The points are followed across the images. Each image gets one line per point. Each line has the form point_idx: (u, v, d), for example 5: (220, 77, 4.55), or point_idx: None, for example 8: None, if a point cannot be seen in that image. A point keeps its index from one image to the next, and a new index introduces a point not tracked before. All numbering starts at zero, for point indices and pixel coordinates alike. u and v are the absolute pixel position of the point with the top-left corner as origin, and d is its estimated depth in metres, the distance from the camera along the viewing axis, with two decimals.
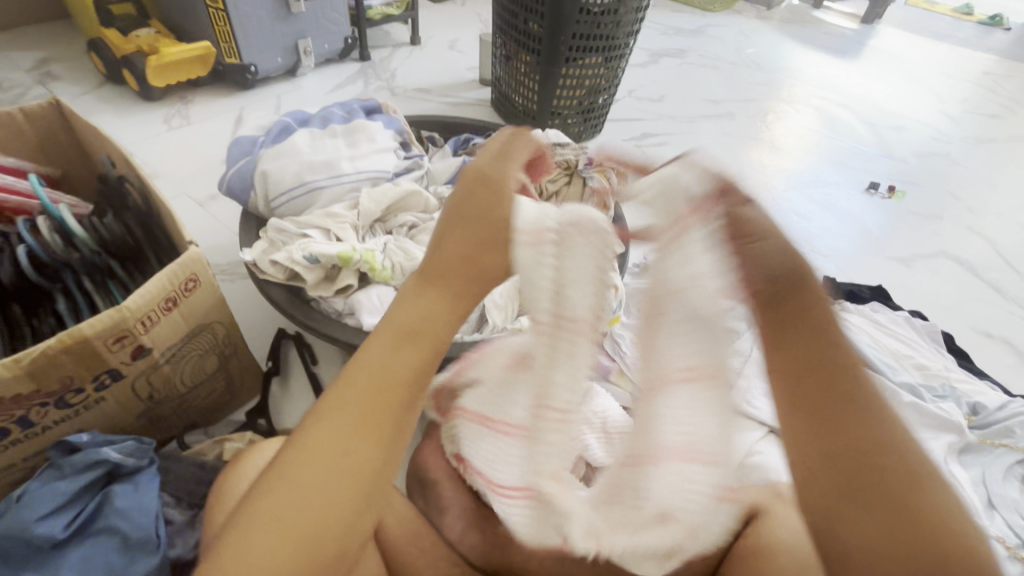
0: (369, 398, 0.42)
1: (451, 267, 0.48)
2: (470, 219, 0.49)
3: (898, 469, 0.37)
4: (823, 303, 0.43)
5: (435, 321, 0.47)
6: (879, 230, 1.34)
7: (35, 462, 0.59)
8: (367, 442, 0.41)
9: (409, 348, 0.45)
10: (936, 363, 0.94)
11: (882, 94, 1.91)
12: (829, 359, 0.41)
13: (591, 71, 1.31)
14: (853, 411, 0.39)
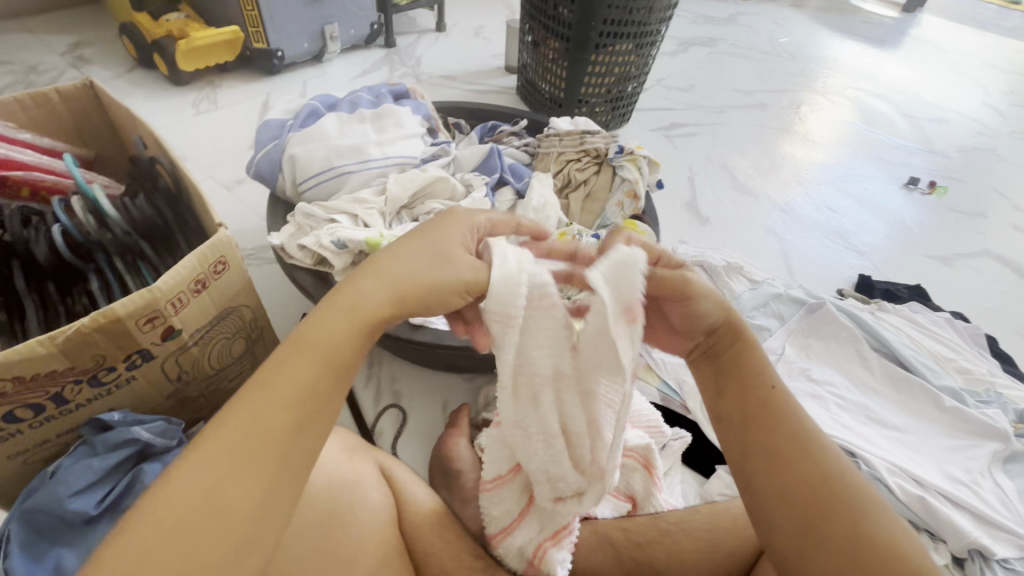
0: (274, 414, 0.41)
1: (382, 288, 0.46)
2: (411, 244, 0.48)
3: (834, 490, 0.46)
4: (760, 353, 0.53)
5: (346, 342, 0.44)
6: (918, 227, 1.29)
7: (69, 438, 0.60)
8: (245, 474, 0.39)
9: (314, 371, 0.43)
10: (980, 366, 0.90)
11: (924, 85, 1.83)
12: (768, 401, 0.50)
13: (621, 58, 1.27)
14: (786, 445, 0.48)
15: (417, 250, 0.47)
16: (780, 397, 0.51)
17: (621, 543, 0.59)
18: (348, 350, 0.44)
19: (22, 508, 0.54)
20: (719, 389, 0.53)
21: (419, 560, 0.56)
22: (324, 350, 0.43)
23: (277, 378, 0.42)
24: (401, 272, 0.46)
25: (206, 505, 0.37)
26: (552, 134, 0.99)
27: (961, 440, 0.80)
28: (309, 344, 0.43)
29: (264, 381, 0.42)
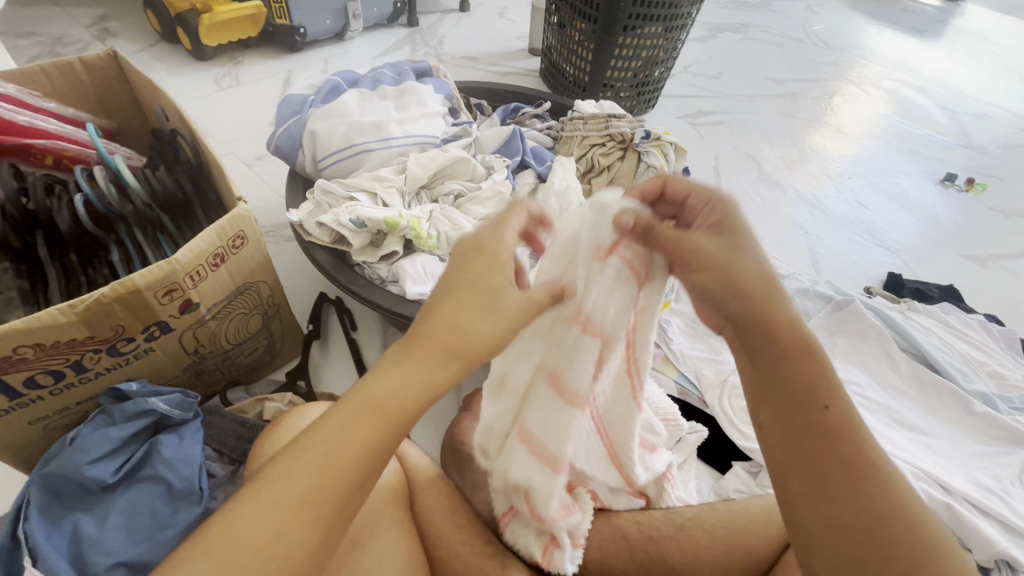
0: (341, 471, 0.39)
1: (442, 340, 0.42)
2: (474, 289, 0.44)
3: (893, 527, 0.41)
4: (815, 357, 0.44)
5: (409, 401, 0.41)
6: (953, 225, 1.24)
7: (88, 407, 0.60)
8: (305, 525, 0.38)
9: (375, 429, 0.40)
10: (1014, 371, 0.87)
11: (965, 77, 1.75)
12: (824, 422, 0.43)
13: (650, 42, 1.23)
14: (844, 467, 0.42)
15: (477, 297, 0.43)
16: (839, 417, 0.43)
17: (635, 536, 0.58)
18: (411, 411, 0.42)
19: (41, 473, 0.54)
20: (759, 394, 0.46)
21: (427, 541, 0.55)
22: (390, 409, 0.41)
23: (345, 429, 0.40)
24: (465, 325, 0.43)
25: (262, 551, 0.36)
26: (576, 116, 0.97)
27: (991, 447, 0.77)
28: (376, 398, 0.41)
29: (331, 430, 0.40)
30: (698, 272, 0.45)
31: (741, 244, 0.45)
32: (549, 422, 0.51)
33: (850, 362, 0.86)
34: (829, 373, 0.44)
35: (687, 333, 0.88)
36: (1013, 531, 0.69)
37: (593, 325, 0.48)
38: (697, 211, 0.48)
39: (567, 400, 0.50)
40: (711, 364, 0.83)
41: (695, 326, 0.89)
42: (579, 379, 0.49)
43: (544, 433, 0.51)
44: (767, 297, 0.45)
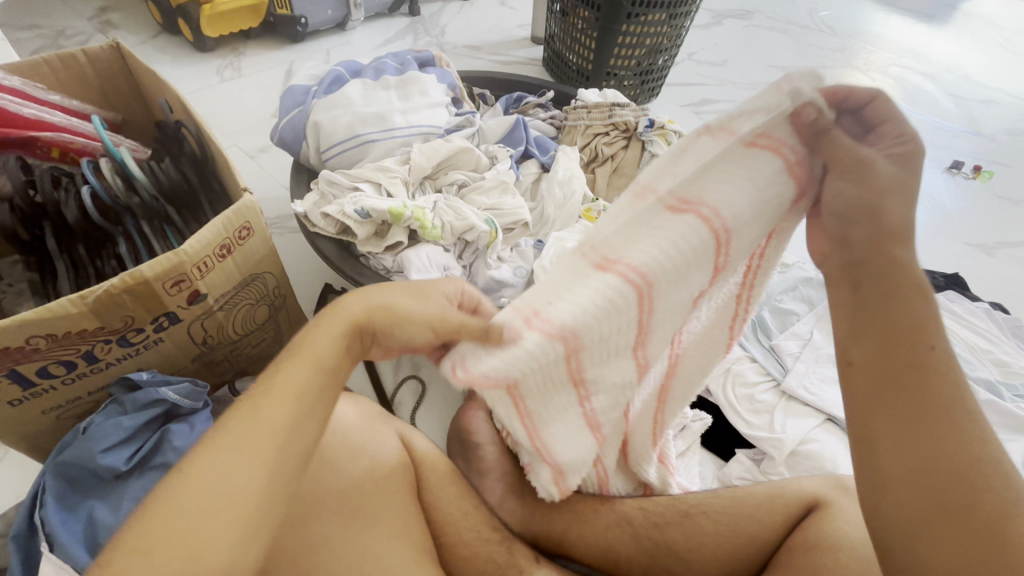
0: (277, 414, 0.39)
1: (360, 312, 0.44)
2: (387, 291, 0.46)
3: (980, 476, 0.39)
4: (927, 301, 0.43)
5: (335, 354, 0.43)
6: (959, 214, 1.23)
7: (99, 396, 0.61)
8: (253, 468, 0.37)
9: (307, 371, 0.41)
10: (1019, 359, 0.87)
11: (974, 63, 1.73)
12: (929, 362, 0.42)
13: (653, 29, 1.22)
14: (938, 412, 0.41)
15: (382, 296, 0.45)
16: (942, 358, 0.42)
17: (639, 522, 0.59)
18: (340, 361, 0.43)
19: (55, 461, 0.55)
20: (858, 326, 0.44)
21: (435, 528, 0.56)
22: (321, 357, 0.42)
23: (284, 375, 0.41)
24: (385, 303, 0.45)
25: (205, 501, 0.35)
26: (579, 105, 0.97)
27: (994, 434, 0.77)
28: (308, 352, 0.42)
29: (274, 390, 0.40)
30: (844, 180, 0.40)
31: (907, 181, 0.41)
32: (601, 352, 0.43)
33: None
34: (936, 315, 0.42)
35: None
36: None
37: (719, 217, 0.39)
38: (886, 137, 0.40)
39: (635, 347, 0.45)
40: None
41: None
42: (671, 296, 0.42)
43: (592, 350, 0.42)
44: (892, 241, 0.42)
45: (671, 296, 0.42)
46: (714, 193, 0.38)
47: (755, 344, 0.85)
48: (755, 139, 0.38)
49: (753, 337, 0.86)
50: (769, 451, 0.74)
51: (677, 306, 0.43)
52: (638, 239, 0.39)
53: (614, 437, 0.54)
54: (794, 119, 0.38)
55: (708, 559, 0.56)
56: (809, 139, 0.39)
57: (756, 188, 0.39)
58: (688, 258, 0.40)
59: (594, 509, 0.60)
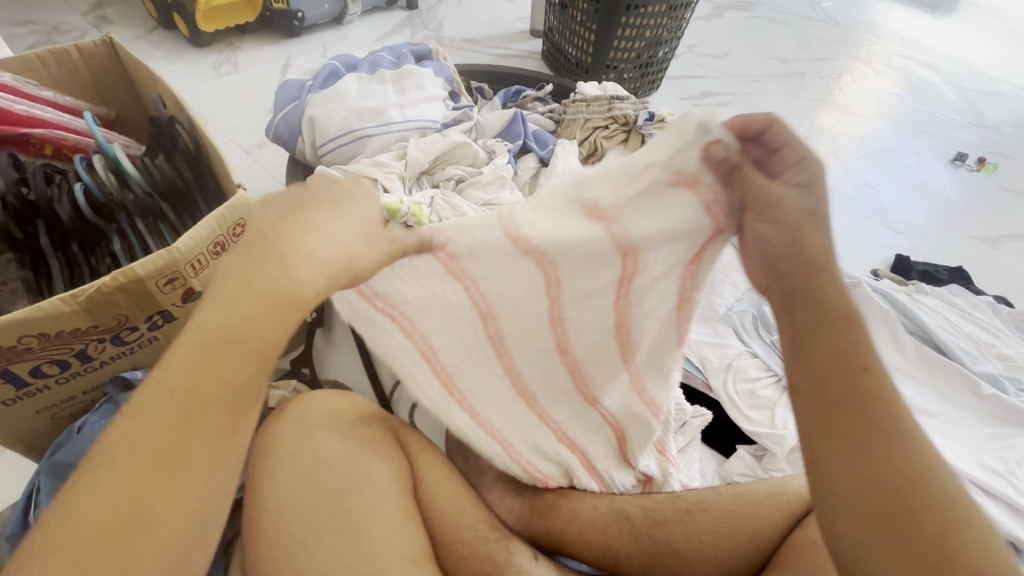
0: (194, 411, 0.36)
1: (254, 265, 0.38)
2: (272, 234, 0.39)
3: (924, 498, 0.38)
4: (861, 322, 0.42)
5: (260, 328, 0.38)
6: (962, 206, 1.22)
7: (94, 395, 0.61)
8: (166, 483, 0.35)
9: (231, 361, 0.37)
10: (1023, 353, 0.86)
11: (978, 54, 1.71)
12: (862, 385, 0.41)
13: (654, 21, 1.20)
14: (880, 434, 0.40)
15: (276, 236, 0.39)
16: (875, 380, 0.41)
17: (639, 520, 0.58)
18: (265, 339, 0.38)
19: (50, 461, 0.55)
20: (798, 352, 0.43)
21: (432, 526, 0.55)
22: (224, 334, 0.37)
23: (190, 363, 0.36)
24: (289, 253, 0.38)
25: (122, 522, 0.33)
26: (579, 99, 0.96)
27: (997, 429, 0.77)
28: (204, 328, 0.37)
29: (163, 376, 0.36)
30: (769, 224, 0.40)
31: (818, 213, 0.40)
32: (519, 331, 0.52)
33: None
34: (866, 337, 0.42)
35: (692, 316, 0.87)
36: (1019, 512, 0.68)
37: (626, 237, 0.44)
38: (787, 163, 0.40)
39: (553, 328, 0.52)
40: (716, 349, 0.83)
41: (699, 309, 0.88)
42: (578, 283, 0.48)
43: (507, 322, 0.51)
44: (817, 263, 0.41)
45: (576, 286, 0.48)
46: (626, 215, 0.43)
47: (756, 339, 0.84)
48: (664, 175, 0.41)
49: (755, 332, 0.85)
50: (769, 447, 0.73)
51: (586, 295, 0.49)
52: (550, 227, 0.44)
53: (569, 425, 0.60)
54: (705, 157, 0.39)
55: (708, 556, 0.55)
56: (721, 174, 0.40)
57: (668, 217, 0.42)
58: (593, 258, 0.46)
59: (593, 506, 0.60)
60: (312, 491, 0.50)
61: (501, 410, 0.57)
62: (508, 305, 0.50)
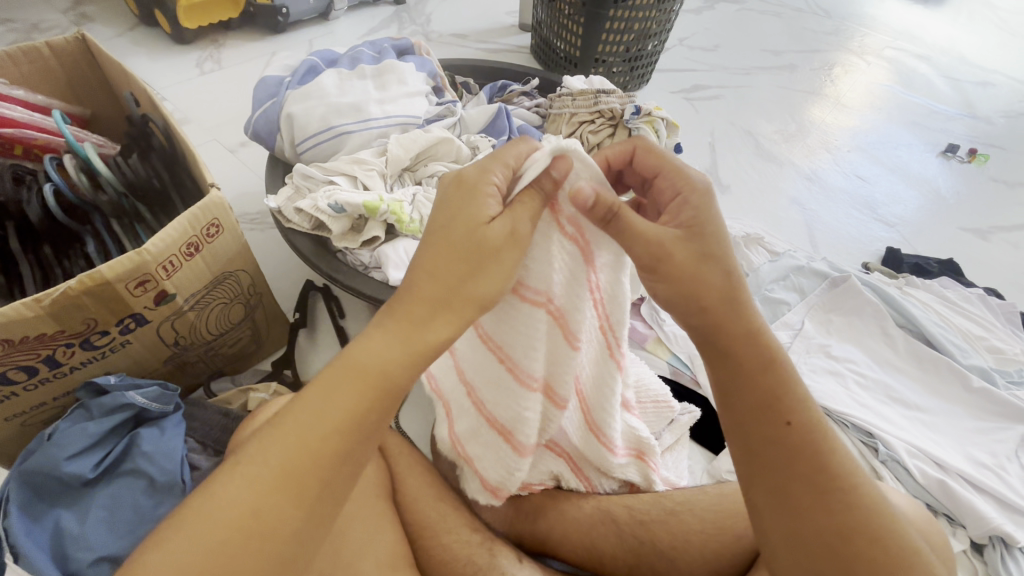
0: (323, 436, 0.37)
1: (423, 289, 0.40)
2: (451, 227, 0.41)
3: (853, 542, 0.40)
4: (782, 373, 0.44)
5: (394, 364, 0.39)
6: (954, 198, 1.21)
7: (66, 401, 0.59)
8: (285, 506, 0.35)
9: (363, 396, 0.38)
10: (1014, 346, 0.85)
11: (970, 44, 1.70)
12: (783, 438, 0.42)
13: (642, 14, 1.19)
14: (809, 484, 0.41)
15: (459, 230, 0.41)
16: (798, 433, 0.42)
17: (624, 519, 0.57)
18: (397, 375, 0.39)
19: (20, 469, 0.53)
20: (725, 402, 0.45)
21: (412, 529, 0.54)
22: (374, 375, 0.38)
23: (325, 396, 0.38)
24: (445, 267, 0.40)
25: (237, 532, 0.34)
26: (565, 93, 0.94)
27: (987, 422, 0.76)
28: (354, 364, 0.39)
29: (309, 407, 0.37)
30: (659, 280, 0.43)
31: (709, 254, 0.43)
32: (492, 384, 0.52)
33: (846, 340, 0.84)
34: (789, 389, 0.43)
35: None
36: (1009, 508, 0.68)
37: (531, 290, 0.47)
38: (666, 196, 0.46)
39: (515, 378, 0.49)
40: None
41: None
42: (520, 347, 0.48)
43: (483, 392, 0.53)
44: (726, 316, 0.43)
45: (522, 346, 0.48)
46: (537, 280, 0.47)
47: None
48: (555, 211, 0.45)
49: None
50: None
51: (530, 352, 0.48)
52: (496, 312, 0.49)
53: (564, 440, 0.58)
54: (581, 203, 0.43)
55: (693, 555, 0.54)
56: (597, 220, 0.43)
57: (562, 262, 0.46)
58: (516, 320, 0.48)
59: (578, 506, 0.59)
60: None
61: (514, 463, 0.54)
62: (509, 363, 0.50)
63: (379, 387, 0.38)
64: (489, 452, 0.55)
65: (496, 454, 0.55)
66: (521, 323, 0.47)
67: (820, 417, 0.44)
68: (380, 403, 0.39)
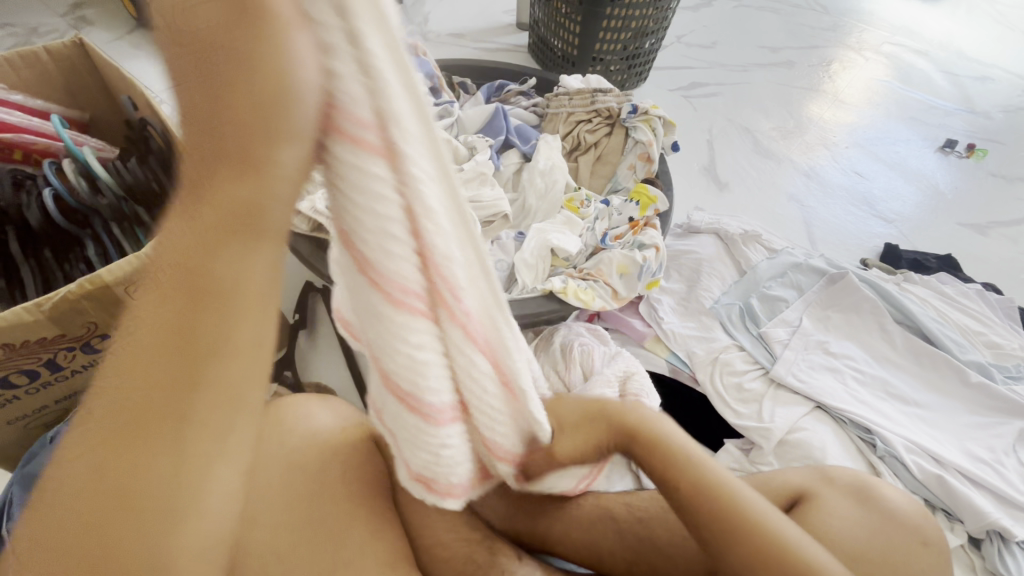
0: (146, 376, 0.28)
1: (196, 153, 0.26)
2: (170, 36, 0.24)
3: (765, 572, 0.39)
4: (662, 443, 0.45)
5: (205, 255, 0.27)
6: (952, 194, 1.21)
7: (68, 403, 0.61)
8: (130, 467, 0.28)
9: (178, 310, 0.27)
10: (1012, 341, 0.85)
11: (968, 39, 1.70)
12: (675, 488, 0.43)
13: (638, 12, 1.19)
14: (708, 522, 0.41)
15: (186, 50, 0.24)
16: (686, 479, 0.43)
17: (623, 517, 0.58)
18: (216, 271, 0.27)
19: (24, 472, 0.54)
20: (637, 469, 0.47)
21: (410, 528, 0.53)
22: (185, 278, 0.27)
23: (139, 323, 0.29)
24: (200, 108, 0.25)
25: (90, 504, 0.29)
26: (562, 92, 0.95)
27: (986, 418, 0.76)
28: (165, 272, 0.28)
29: (125, 343, 0.29)
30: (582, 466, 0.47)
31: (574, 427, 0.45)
32: (359, 306, 0.32)
33: (844, 336, 0.85)
34: (666, 444, 0.45)
35: (679, 312, 0.87)
36: (1006, 502, 0.68)
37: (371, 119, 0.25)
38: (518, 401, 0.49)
39: (381, 295, 0.29)
40: (702, 342, 0.83)
41: (687, 304, 0.88)
42: (389, 245, 0.28)
43: (371, 342, 0.33)
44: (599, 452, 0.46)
45: (386, 239, 0.28)
46: (355, 85, 0.24)
47: (742, 333, 0.84)
48: None
49: (741, 325, 0.85)
50: (757, 441, 0.73)
51: (406, 247, 0.28)
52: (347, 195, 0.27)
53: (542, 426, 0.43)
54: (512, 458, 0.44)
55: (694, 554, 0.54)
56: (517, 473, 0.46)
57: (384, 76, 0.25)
58: (352, 173, 0.26)
59: (576, 504, 0.59)
60: (287, 498, 0.51)
61: (456, 450, 0.39)
62: (380, 272, 0.29)
63: (189, 294, 0.27)
64: (416, 441, 0.37)
65: (424, 441, 0.37)
66: (365, 195, 0.26)
67: (714, 472, 0.43)
68: (201, 313, 0.27)
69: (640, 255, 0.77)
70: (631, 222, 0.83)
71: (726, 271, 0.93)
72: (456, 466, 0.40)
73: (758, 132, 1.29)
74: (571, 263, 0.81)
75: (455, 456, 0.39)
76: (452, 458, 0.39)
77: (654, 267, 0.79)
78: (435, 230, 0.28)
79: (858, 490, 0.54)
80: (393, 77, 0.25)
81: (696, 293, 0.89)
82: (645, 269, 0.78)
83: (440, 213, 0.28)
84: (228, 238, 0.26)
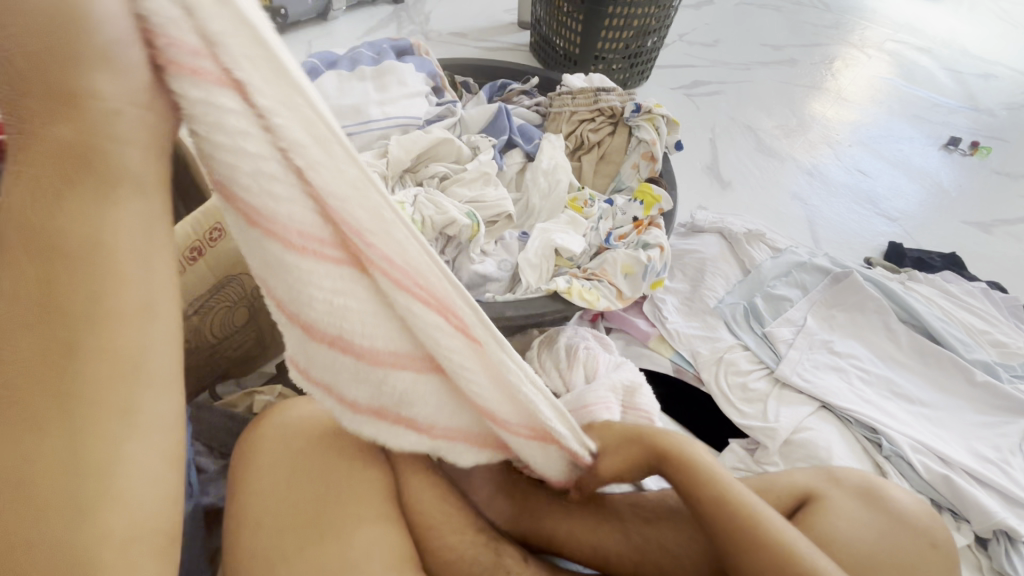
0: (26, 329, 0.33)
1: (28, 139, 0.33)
2: None
3: None
4: (694, 466, 0.48)
5: (62, 208, 0.33)
6: (957, 192, 1.20)
7: None
8: (34, 418, 0.32)
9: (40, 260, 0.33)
10: (1017, 339, 0.85)
11: (971, 36, 1.69)
12: (706, 511, 0.47)
13: (640, 10, 1.19)
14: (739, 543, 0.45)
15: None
16: (717, 502, 0.47)
17: (629, 518, 0.58)
18: (82, 217, 0.33)
19: None
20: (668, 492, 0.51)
21: (417, 530, 0.53)
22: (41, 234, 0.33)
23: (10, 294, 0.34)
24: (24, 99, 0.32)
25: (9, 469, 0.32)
26: (564, 91, 0.94)
27: (991, 416, 0.76)
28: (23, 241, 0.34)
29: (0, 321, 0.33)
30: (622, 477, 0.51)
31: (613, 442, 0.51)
32: (260, 262, 0.39)
33: (848, 335, 0.85)
34: (699, 469, 0.48)
35: (683, 311, 0.87)
36: (1012, 501, 0.68)
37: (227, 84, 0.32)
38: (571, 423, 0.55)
39: (274, 238, 0.37)
40: (706, 342, 0.83)
41: (691, 303, 0.88)
42: (275, 196, 0.36)
43: (278, 292, 0.40)
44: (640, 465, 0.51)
45: (272, 189, 0.36)
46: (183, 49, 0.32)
47: (747, 332, 0.84)
48: None
49: (746, 325, 0.85)
50: (762, 441, 0.73)
51: (290, 199, 0.36)
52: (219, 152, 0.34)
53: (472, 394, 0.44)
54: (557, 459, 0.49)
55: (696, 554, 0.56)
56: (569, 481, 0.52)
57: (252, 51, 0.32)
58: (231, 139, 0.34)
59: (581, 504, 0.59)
60: (290, 501, 0.50)
61: (364, 392, 0.43)
62: (272, 219, 0.36)
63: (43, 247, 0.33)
64: (338, 384, 0.42)
65: (343, 382, 0.42)
66: (227, 131, 0.33)
67: (741, 493, 0.47)
68: (63, 259, 0.33)
69: (644, 254, 0.77)
70: (635, 222, 0.83)
71: (729, 270, 0.93)
72: (366, 410, 0.43)
73: (761, 131, 1.29)
74: (575, 263, 0.81)
75: (372, 398, 0.43)
76: (368, 400, 0.43)
77: (659, 266, 0.79)
78: (315, 174, 0.35)
79: (866, 492, 0.53)
80: (234, 34, 0.31)
81: (700, 292, 0.89)
82: (649, 268, 0.77)
83: (304, 138, 0.34)
84: (79, 187, 0.33)
